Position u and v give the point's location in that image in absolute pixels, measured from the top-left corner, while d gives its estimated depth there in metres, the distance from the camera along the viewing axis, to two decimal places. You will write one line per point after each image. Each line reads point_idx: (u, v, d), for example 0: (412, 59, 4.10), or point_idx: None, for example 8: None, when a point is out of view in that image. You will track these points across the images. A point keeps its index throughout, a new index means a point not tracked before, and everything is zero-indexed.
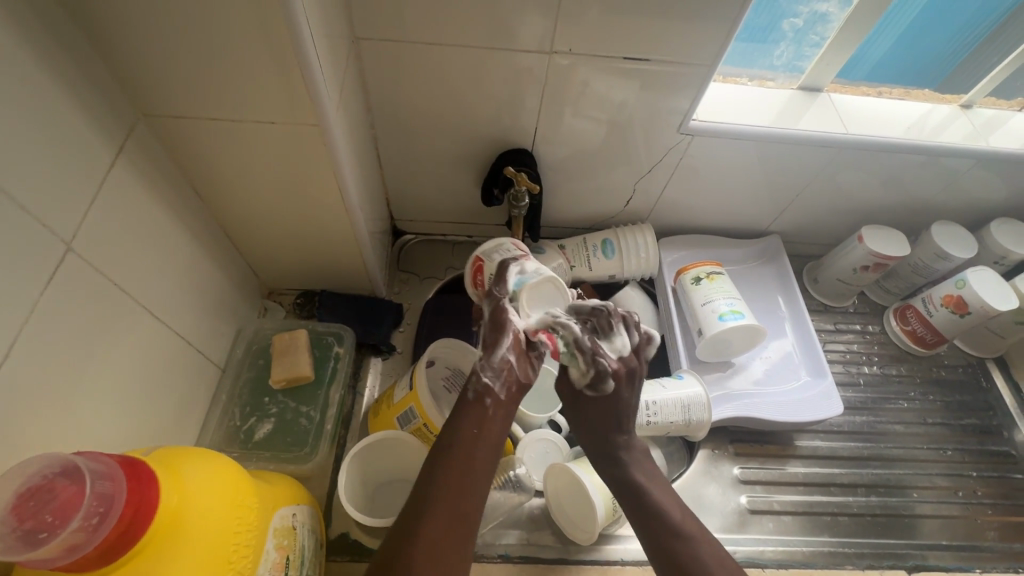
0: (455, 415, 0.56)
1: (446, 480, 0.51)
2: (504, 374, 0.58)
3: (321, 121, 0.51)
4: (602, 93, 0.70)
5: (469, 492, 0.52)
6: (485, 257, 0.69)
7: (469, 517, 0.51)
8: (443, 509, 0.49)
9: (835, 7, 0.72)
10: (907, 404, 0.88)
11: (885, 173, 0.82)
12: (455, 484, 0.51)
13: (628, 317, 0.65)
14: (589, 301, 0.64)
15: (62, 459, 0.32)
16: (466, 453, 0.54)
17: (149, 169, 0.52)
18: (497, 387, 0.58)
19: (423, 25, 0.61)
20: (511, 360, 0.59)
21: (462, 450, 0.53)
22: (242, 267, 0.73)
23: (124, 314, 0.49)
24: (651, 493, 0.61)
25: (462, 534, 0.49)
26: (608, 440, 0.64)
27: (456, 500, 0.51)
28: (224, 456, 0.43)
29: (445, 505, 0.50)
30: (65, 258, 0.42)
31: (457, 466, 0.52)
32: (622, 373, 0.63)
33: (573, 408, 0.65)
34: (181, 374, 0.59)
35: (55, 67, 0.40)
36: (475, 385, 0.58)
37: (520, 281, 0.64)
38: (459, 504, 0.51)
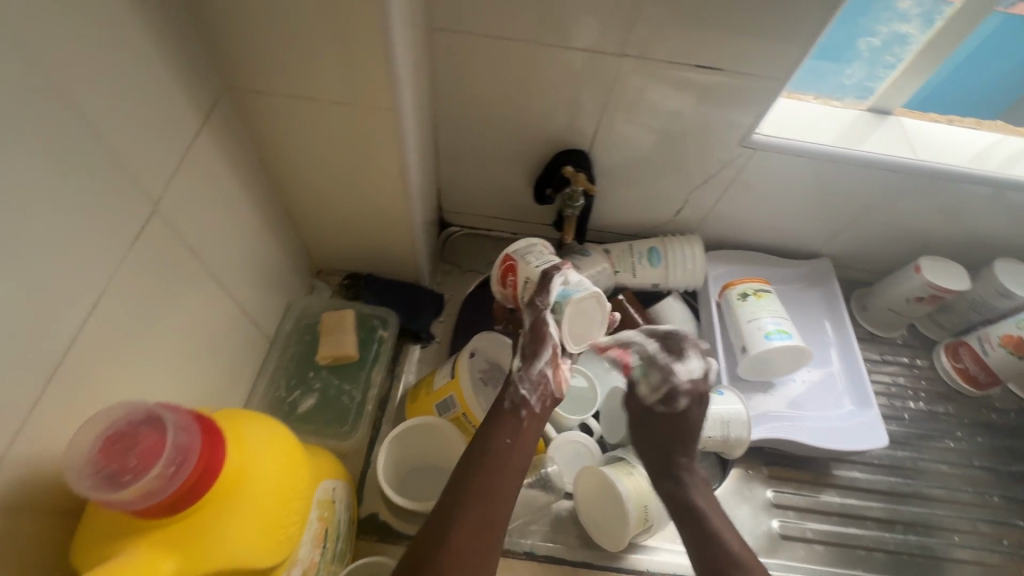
0: (490, 423, 0.58)
1: (475, 487, 0.53)
2: (540, 387, 0.61)
3: (395, 106, 0.52)
4: (667, 100, 0.69)
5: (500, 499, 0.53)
6: (517, 257, 0.65)
7: (495, 526, 0.52)
8: (472, 520, 0.51)
9: (915, 29, 0.70)
10: (953, 443, 0.85)
11: (950, 203, 0.79)
12: (484, 492, 0.53)
13: (699, 343, 0.69)
14: (663, 325, 0.70)
15: (144, 409, 0.34)
16: (500, 462, 0.55)
17: (227, 139, 0.53)
18: (533, 400, 0.60)
19: (497, 20, 0.62)
20: (547, 374, 0.61)
21: (495, 460, 0.55)
22: (296, 244, 0.75)
23: (193, 278, 0.51)
24: (709, 523, 0.62)
25: (490, 540, 0.51)
26: (669, 458, 0.68)
27: (487, 506, 0.52)
28: (279, 422, 0.44)
29: (473, 512, 0.51)
30: (150, 218, 0.44)
31: (489, 472, 0.54)
32: (693, 395, 0.68)
33: (640, 428, 0.70)
34: (235, 341, 0.61)
35: (158, 35, 0.42)
36: (513, 394, 0.60)
37: (563, 293, 0.60)
38: (488, 511, 0.52)
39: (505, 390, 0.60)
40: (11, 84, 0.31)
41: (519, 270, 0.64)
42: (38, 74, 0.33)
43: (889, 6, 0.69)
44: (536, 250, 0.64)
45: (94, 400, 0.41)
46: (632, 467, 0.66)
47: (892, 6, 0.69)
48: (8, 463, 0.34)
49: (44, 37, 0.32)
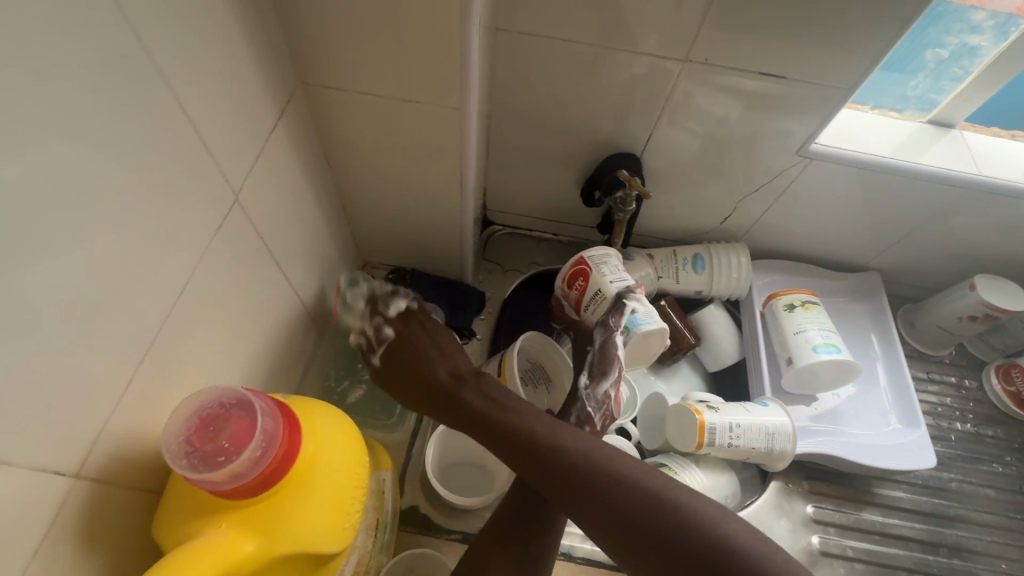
0: None
1: (518, 520, 0.56)
2: (602, 406, 0.65)
3: (463, 106, 0.53)
4: (727, 103, 0.68)
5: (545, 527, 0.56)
6: (591, 263, 0.68)
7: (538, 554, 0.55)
8: (511, 553, 0.55)
9: (988, 40, 0.68)
10: (1000, 468, 0.83)
11: (1011, 220, 0.77)
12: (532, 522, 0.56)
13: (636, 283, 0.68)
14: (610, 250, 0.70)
15: (234, 393, 0.36)
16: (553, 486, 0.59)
17: (298, 133, 0.55)
18: (596, 417, 0.65)
19: (562, 22, 0.62)
20: (610, 395, 0.66)
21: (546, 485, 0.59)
22: (347, 238, 0.76)
23: (260, 267, 0.52)
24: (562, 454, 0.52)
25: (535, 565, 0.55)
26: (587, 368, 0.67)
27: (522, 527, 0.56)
28: (345, 414, 0.45)
29: (515, 545, 0.55)
30: (231, 208, 0.45)
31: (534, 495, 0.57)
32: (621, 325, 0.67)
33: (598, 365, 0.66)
34: (292, 331, 0.63)
35: (248, 30, 0.43)
36: (578, 411, 0.65)
37: (632, 321, 0.66)
38: (529, 540, 0.55)
39: (568, 410, 0.65)
40: (128, 76, 0.32)
41: (590, 279, 0.67)
42: (149, 67, 0.34)
43: (963, 17, 0.66)
44: (605, 269, 0.67)
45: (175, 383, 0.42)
46: None
47: (965, 16, 0.66)
48: (103, 441, 0.35)
49: (157, 31, 0.34)
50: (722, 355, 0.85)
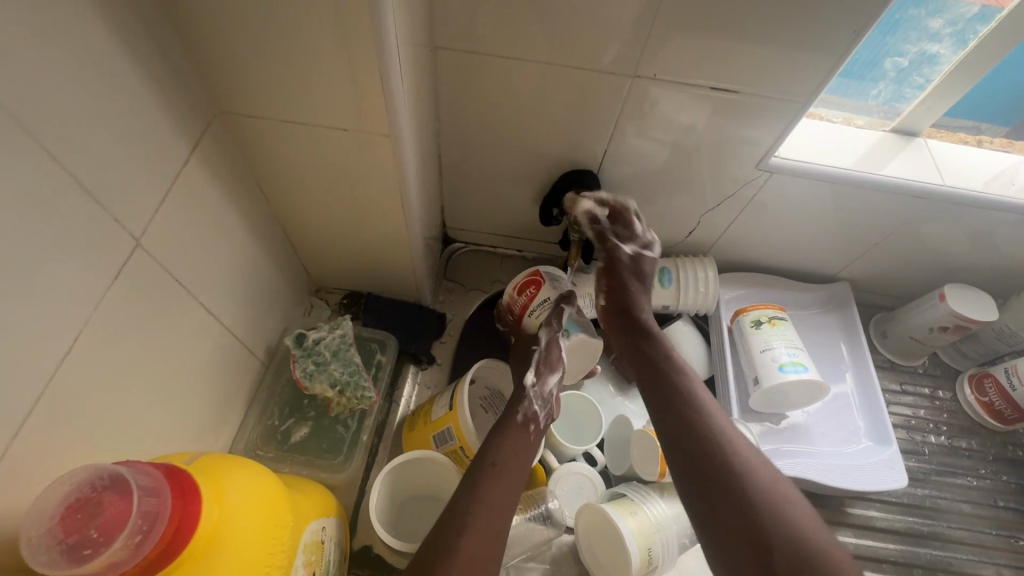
0: (499, 435, 0.60)
1: (489, 496, 0.54)
2: (547, 405, 0.66)
3: (394, 132, 0.50)
4: (682, 114, 0.65)
5: (503, 513, 0.54)
6: (545, 275, 0.71)
7: (501, 535, 0.53)
8: (479, 526, 0.51)
9: (947, 48, 0.66)
10: (975, 481, 0.81)
11: (979, 229, 0.75)
12: (494, 502, 0.54)
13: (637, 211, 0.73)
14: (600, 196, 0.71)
15: (110, 472, 0.32)
16: (508, 473, 0.57)
17: (221, 166, 0.52)
18: (541, 416, 0.65)
19: (504, 38, 0.59)
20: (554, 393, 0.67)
21: (504, 471, 0.57)
22: (294, 263, 0.73)
23: (180, 313, 0.49)
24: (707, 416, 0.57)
25: (498, 545, 0.52)
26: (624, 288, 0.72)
27: (493, 514, 0.53)
28: (261, 471, 0.43)
29: (482, 523, 0.52)
30: (134, 254, 0.42)
31: (497, 486, 0.55)
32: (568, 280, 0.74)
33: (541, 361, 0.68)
34: (227, 370, 0.60)
35: (146, 65, 0.40)
36: (525, 407, 0.64)
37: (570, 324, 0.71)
38: (495, 521, 0.53)
39: (518, 402, 0.64)
40: None
41: (541, 288, 0.70)
42: (8, 116, 0.31)
43: (921, 25, 0.65)
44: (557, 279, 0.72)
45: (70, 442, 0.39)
46: (636, 505, 0.63)
47: (922, 24, 0.65)
48: None
49: (18, 76, 0.31)
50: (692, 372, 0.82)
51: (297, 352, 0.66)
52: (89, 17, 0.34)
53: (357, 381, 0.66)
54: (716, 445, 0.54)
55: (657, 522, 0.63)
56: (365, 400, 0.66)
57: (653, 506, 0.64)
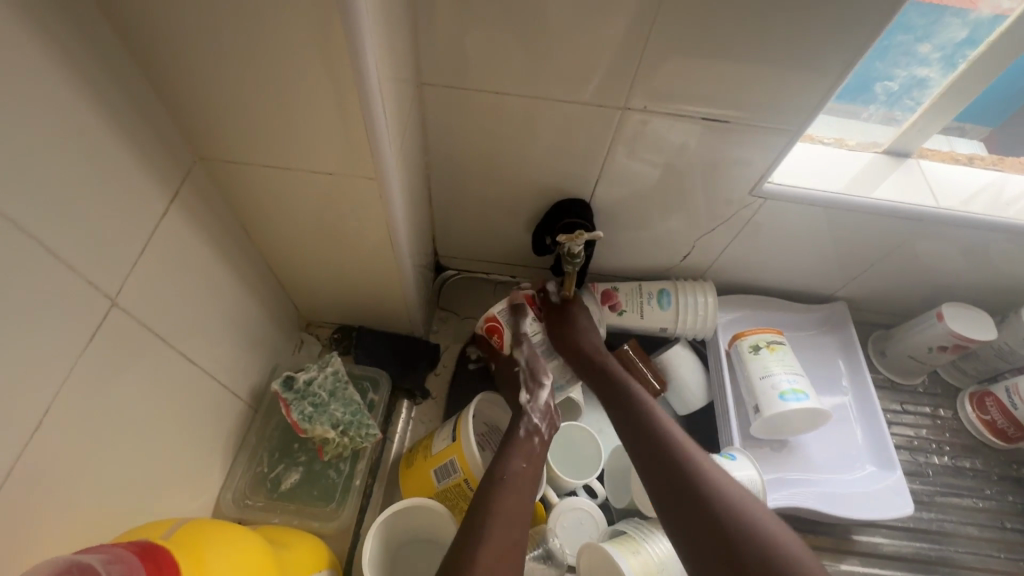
0: (508, 448, 0.62)
1: (504, 507, 0.55)
2: (547, 415, 0.67)
3: (379, 175, 0.50)
4: (673, 138, 0.64)
5: (518, 523, 0.55)
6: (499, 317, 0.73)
7: (519, 546, 0.53)
8: (499, 534, 0.53)
9: (936, 72, 0.66)
10: (981, 503, 0.80)
11: (974, 249, 0.75)
12: (511, 512, 0.55)
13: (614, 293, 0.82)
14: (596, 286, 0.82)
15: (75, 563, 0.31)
16: (518, 485, 0.58)
17: (200, 213, 0.51)
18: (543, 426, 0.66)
19: (488, 74, 0.59)
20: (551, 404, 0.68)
21: (516, 484, 0.58)
22: (283, 300, 0.72)
23: (159, 366, 0.49)
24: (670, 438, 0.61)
25: (517, 554, 0.53)
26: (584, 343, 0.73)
27: (511, 524, 0.54)
28: (243, 538, 0.42)
29: (500, 531, 0.53)
30: (109, 314, 0.42)
31: (510, 493, 0.57)
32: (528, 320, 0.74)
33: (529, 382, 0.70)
34: (212, 417, 0.59)
35: (116, 124, 0.40)
36: (526, 424, 0.65)
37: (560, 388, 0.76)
38: (513, 530, 0.54)
39: (517, 422, 0.66)
40: None
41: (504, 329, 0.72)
42: None
43: (909, 50, 0.64)
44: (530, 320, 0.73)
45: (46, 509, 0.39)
46: (639, 544, 0.62)
47: (911, 49, 0.64)
48: None
49: None
50: (691, 399, 0.81)
51: (288, 395, 0.63)
52: (56, 87, 0.34)
53: (360, 419, 0.65)
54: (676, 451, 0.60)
55: (662, 561, 0.61)
56: (370, 436, 0.65)
57: (656, 545, 0.62)
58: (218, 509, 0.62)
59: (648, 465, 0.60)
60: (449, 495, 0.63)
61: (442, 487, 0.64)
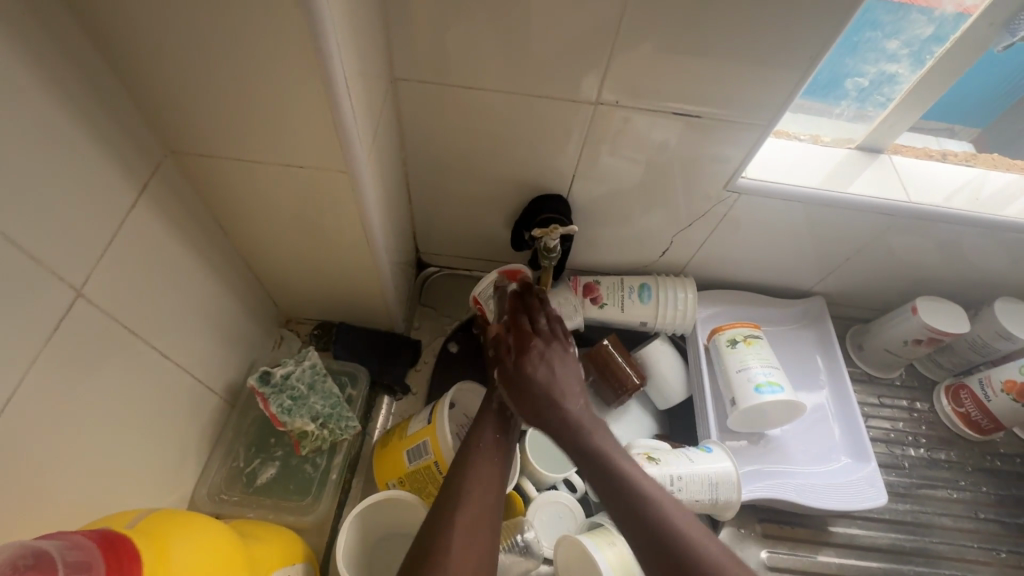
0: (479, 422, 0.65)
1: (481, 472, 0.58)
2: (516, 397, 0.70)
3: (350, 168, 0.50)
4: (646, 134, 0.65)
5: (496, 485, 0.58)
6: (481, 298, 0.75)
7: (495, 508, 0.57)
8: (477, 499, 0.56)
9: (905, 68, 0.67)
10: (956, 494, 0.81)
11: (947, 243, 0.76)
12: (489, 476, 0.58)
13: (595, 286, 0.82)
14: (580, 280, 0.82)
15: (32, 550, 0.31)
16: (498, 452, 0.62)
17: (171, 206, 0.51)
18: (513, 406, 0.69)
19: (462, 69, 0.59)
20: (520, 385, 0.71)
21: (493, 451, 0.61)
22: (260, 296, 0.72)
23: (130, 360, 0.49)
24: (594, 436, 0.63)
25: (495, 513, 0.57)
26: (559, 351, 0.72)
27: (485, 494, 0.57)
28: (211, 530, 0.42)
29: (477, 497, 0.56)
30: (74, 305, 0.42)
31: (484, 465, 0.59)
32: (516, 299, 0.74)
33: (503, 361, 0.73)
34: (187, 412, 0.59)
35: (81, 117, 0.40)
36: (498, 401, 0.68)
37: None
38: (489, 495, 0.57)
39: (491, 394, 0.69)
40: None
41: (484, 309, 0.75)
42: None
43: (878, 47, 0.66)
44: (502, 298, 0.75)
45: (11, 500, 0.39)
46: (614, 536, 0.62)
47: (879, 46, 0.66)
48: None
49: None
50: (671, 393, 0.82)
51: (265, 389, 0.63)
52: (17, 77, 0.35)
53: (339, 411, 0.66)
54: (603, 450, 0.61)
55: None
56: (350, 428, 0.66)
57: None
58: (194, 504, 0.62)
59: (610, 505, 0.57)
60: (419, 479, 0.64)
61: (412, 469, 0.64)
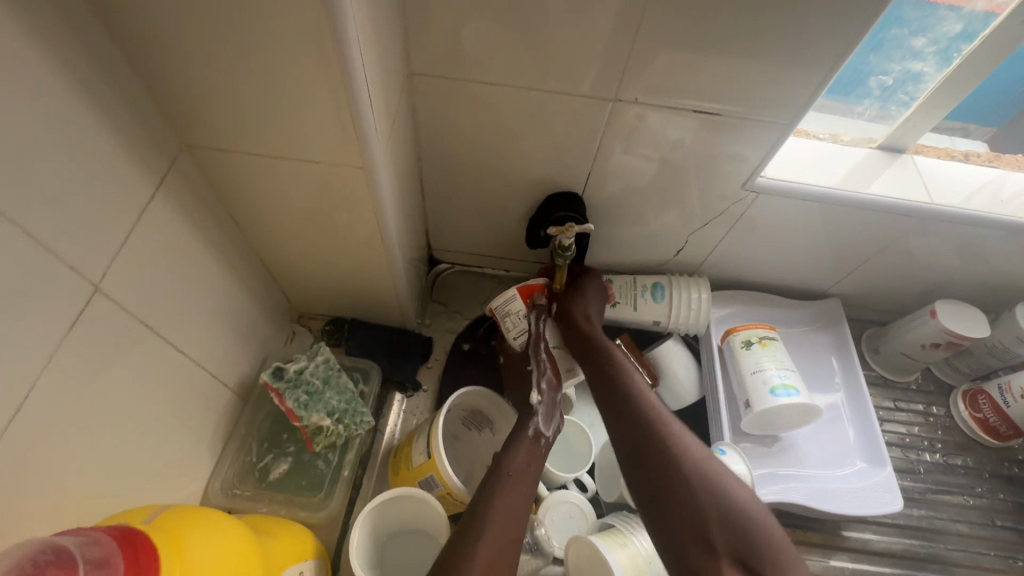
0: (508, 446, 0.64)
1: (503, 506, 0.57)
2: (548, 417, 0.68)
3: (367, 165, 0.50)
4: (665, 131, 0.64)
5: (516, 522, 0.57)
6: (516, 298, 0.74)
7: (517, 540, 0.56)
8: (495, 532, 0.55)
9: (930, 66, 0.66)
10: (972, 500, 0.80)
11: (968, 246, 0.74)
12: (508, 510, 0.57)
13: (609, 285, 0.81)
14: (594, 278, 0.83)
15: (52, 544, 0.32)
16: (522, 483, 0.60)
17: (186, 201, 0.51)
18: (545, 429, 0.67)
19: (479, 63, 0.58)
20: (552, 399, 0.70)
21: (515, 483, 0.60)
22: (273, 291, 0.72)
23: (146, 355, 0.49)
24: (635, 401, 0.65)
25: (512, 551, 0.55)
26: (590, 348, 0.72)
27: (509, 524, 0.56)
28: (229, 524, 0.42)
29: (495, 534, 0.55)
30: (91, 301, 0.42)
31: (507, 488, 0.59)
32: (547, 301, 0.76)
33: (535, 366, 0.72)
34: (201, 406, 0.59)
35: (98, 112, 0.40)
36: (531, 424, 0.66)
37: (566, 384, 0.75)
38: (509, 530, 0.56)
39: (525, 419, 0.67)
40: None
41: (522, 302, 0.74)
42: None
43: (904, 44, 0.64)
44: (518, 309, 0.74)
45: (29, 493, 0.39)
46: (626, 537, 0.61)
47: (905, 43, 0.64)
48: None
49: None
50: (684, 393, 0.81)
51: (279, 385, 0.63)
52: (35, 71, 0.34)
53: (355, 407, 0.66)
54: (647, 419, 0.63)
55: (648, 554, 0.60)
56: (365, 424, 0.66)
57: (644, 538, 0.62)
58: (206, 499, 0.62)
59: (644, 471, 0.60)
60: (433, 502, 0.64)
61: None
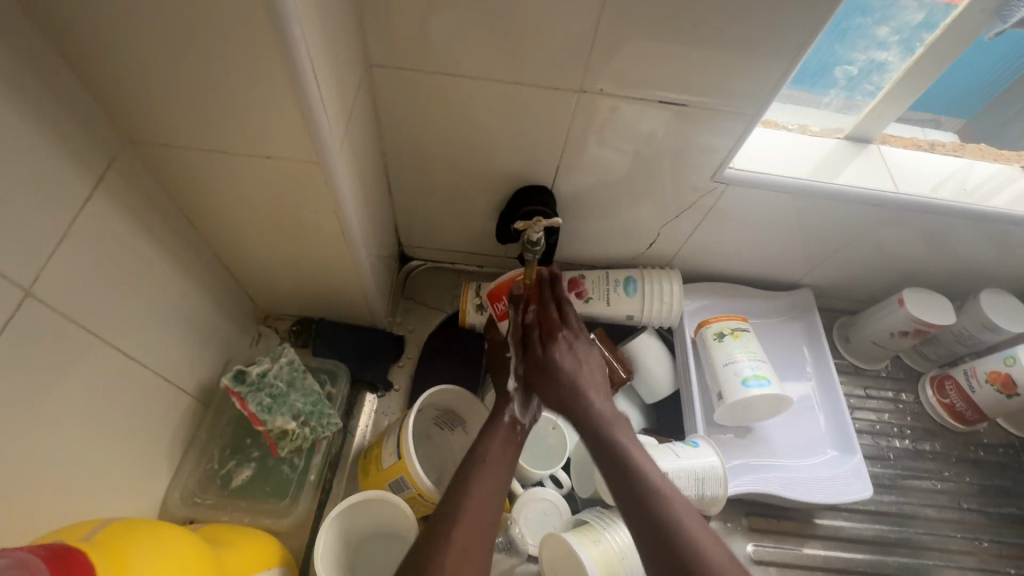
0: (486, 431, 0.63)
1: (478, 491, 0.56)
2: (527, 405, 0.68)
3: (322, 159, 0.48)
4: (633, 123, 0.63)
5: (489, 514, 0.56)
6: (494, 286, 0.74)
7: (492, 527, 0.55)
8: (471, 517, 0.54)
9: (894, 56, 0.66)
10: (940, 484, 0.81)
11: (934, 234, 0.75)
12: (485, 494, 0.57)
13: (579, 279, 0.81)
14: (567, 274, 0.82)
15: None
16: (499, 468, 0.60)
17: (130, 200, 0.49)
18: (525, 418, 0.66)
19: (440, 53, 0.56)
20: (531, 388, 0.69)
21: (491, 470, 0.59)
22: (234, 292, 0.70)
23: (91, 362, 0.46)
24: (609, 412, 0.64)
25: (487, 536, 0.54)
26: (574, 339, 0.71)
27: (484, 510, 0.55)
28: (178, 537, 0.41)
29: (474, 512, 0.55)
30: (23, 306, 0.39)
31: (483, 476, 0.58)
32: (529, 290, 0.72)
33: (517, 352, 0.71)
34: (157, 413, 0.56)
35: (23, 105, 0.37)
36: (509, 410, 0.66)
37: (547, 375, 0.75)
38: (487, 514, 0.55)
39: (502, 406, 0.66)
40: None
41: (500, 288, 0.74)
42: None
43: (867, 34, 0.65)
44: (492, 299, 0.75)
45: None
46: (600, 534, 0.61)
47: (868, 33, 0.65)
48: None
49: None
50: (658, 387, 0.81)
51: (241, 389, 0.61)
52: None
53: (321, 409, 0.64)
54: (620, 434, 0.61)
55: (622, 550, 0.60)
56: (332, 426, 0.65)
57: (618, 533, 0.61)
58: (165, 510, 0.60)
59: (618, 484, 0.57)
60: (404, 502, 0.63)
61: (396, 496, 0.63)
